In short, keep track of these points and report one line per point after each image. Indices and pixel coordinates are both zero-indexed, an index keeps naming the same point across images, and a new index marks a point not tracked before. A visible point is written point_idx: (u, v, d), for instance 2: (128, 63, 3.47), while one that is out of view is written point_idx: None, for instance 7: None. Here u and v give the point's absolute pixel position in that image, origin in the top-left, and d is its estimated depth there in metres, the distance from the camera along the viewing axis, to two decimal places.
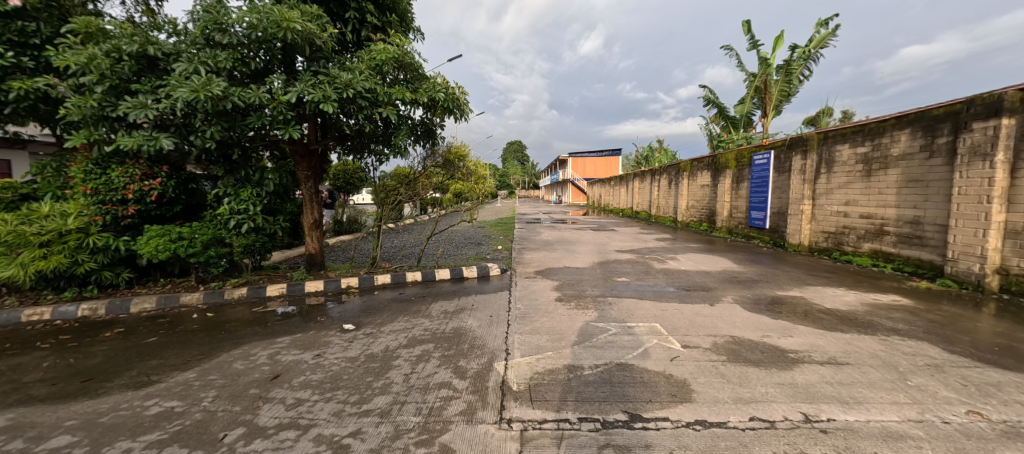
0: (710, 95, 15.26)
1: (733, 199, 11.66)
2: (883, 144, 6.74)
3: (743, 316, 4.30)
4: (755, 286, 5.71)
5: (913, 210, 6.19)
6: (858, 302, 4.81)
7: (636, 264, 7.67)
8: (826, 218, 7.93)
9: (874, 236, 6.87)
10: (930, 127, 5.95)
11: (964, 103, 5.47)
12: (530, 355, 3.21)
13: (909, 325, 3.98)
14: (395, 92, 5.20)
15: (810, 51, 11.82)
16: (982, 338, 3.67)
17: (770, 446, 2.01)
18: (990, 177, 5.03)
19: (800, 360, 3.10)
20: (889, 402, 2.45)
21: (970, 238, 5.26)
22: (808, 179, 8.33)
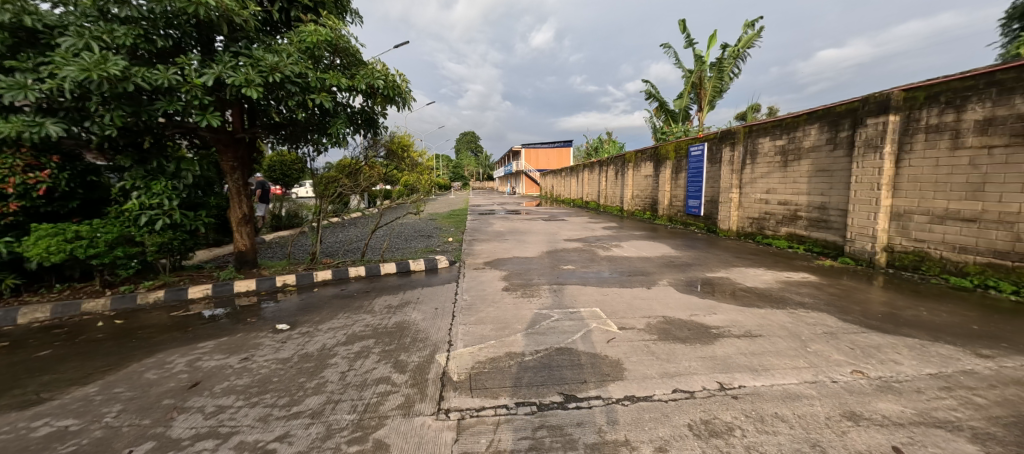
0: (650, 90, 16.03)
1: (672, 188, 12.37)
2: (796, 138, 7.45)
3: (676, 297, 4.62)
4: (689, 269, 6.14)
5: (821, 196, 6.93)
6: (775, 280, 5.32)
7: (583, 252, 7.95)
8: (750, 205, 8.66)
9: (790, 221, 7.61)
10: (834, 122, 6.66)
11: (859, 101, 6.18)
12: (473, 344, 3.23)
13: (814, 299, 4.48)
14: (330, 78, 4.91)
15: (738, 50, 12.76)
16: (872, 307, 4.22)
17: (688, 414, 2.18)
18: (879, 167, 5.74)
19: (721, 334, 3.40)
20: (791, 367, 2.76)
21: (863, 221, 6.00)
22: (736, 169, 9.02)
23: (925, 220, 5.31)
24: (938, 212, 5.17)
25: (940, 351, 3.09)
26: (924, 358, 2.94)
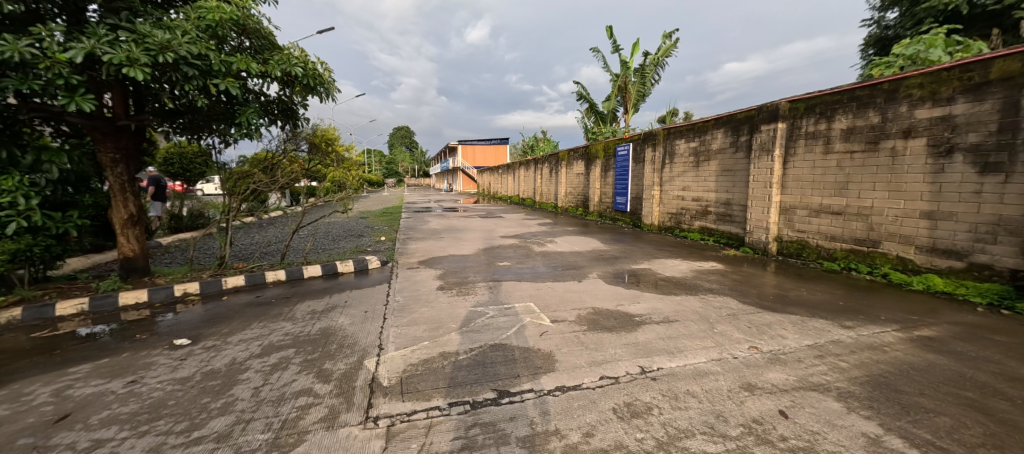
0: (581, 92, 16.70)
1: (601, 186, 13.02)
2: (706, 140, 8.23)
3: (604, 289, 4.87)
4: (616, 262, 6.52)
5: (726, 193, 7.74)
6: (689, 269, 5.85)
7: (518, 248, 8.07)
8: (669, 201, 9.42)
9: (701, 215, 8.41)
10: (736, 127, 7.46)
11: (755, 109, 6.99)
12: (404, 347, 3.12)
13: (721, 285, 5.00)
14: (238, 62, 4.42)
15: (658, 58, 13.77)
16: (766, 290, 4.81)
17: (613, 398, 2.31)
18: (771, 168, 6.55)
19: (642, 322, 3.65)
20: (701, 347, 3.05)
21: (759, 214, 6.81)
22: (656, 168, 9.74)
23: (805, 214, 6.17)
24: (815, 207, 6.02)
25: (816, 325, 3.62)
26: (804, 332, 3.42)
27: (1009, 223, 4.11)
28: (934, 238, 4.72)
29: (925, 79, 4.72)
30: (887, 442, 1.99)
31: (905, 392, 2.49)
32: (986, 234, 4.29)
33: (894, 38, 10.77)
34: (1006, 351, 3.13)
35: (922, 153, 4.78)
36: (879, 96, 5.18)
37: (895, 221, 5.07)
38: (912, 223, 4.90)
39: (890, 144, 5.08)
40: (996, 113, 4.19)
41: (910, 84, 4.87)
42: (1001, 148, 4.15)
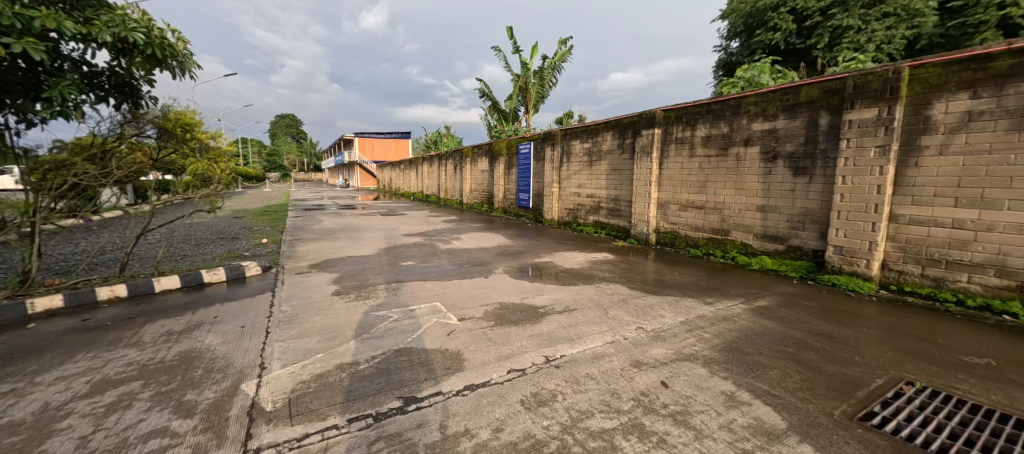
0: (484, 89, 16.81)
1: (505, 183, 13.29)
2: (598, 142, 8.93)
3: (510, 283, 4.98)
4: (520, 256, 6.71)
5: (615, 190, 8.52)
6: (586, 261, 6.30)
7: (423, 246, 7.82)
8: (567, 198, 10.03)
9: (595, 211, 9.13)
10: (622, 131, 8.23)
11: (637, 116, 7.78)
12: (294, 362, 2.78)
13: (613, 273, 5.48)
14: (42, 18, 3.38)
15: (555, 62, 14.53)
16: (649, 276, 5.41)
17: (521, 390, 2.37)
18: (650, 168, 7.39)
19: (545, 313, 3.81)
20: (597, 332, 3.29)
21: (641, 209, 7.64)
22: (555, 166, 10.28)
23: (676, 208, 7.10)
24: (683, 202, 6.97)
25: (686, 303, 4.19)
26: (677, 310, 3.93)
27: (812, 214, 5.26)
28: (764, 226, 5.81)
29: (757, 99, 5.75)
30: (740, 396, 2.38)
31: (750, 353, 3.01)
32: (798, 223, 5.42)
33: (737, 63, 13.01)
34: (814, 313, 4.00)
35: (757, 159, 5.83)
36: (727, 110, 6.16)
37: (739, 213, 6.12)
38: (751, 215, 5.96)
39: (736, 150, 6.10)
40: (802, 129, 5.29)
41: (748, 102, 5.89)
42: (806, 156, 5.27)
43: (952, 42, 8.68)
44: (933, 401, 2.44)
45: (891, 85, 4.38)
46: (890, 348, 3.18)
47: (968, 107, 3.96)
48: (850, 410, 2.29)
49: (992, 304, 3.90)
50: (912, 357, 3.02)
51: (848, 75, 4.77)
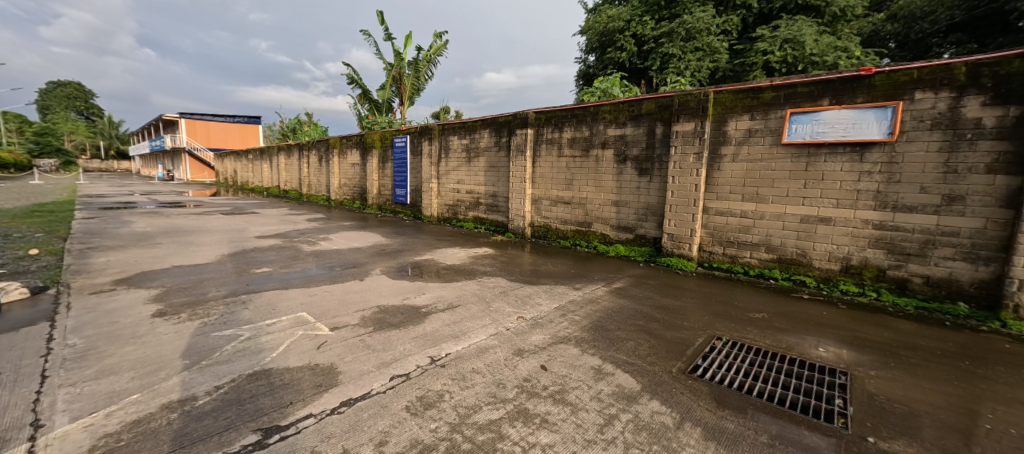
0: (352, 75, 15.49)
1: (380, 178, 12.51)
2: (475, 139, 9.05)
3: (388, 285, 4.71)
4: (399, 256, 6.41)
5: (492, 187, 8.77)
6: (466, 256, 6.35)
7: (283, 249, 6.84)
8: (446, 194, 9.96)
9: (474, 206, 9.27)
10: (498, 129, 8.50)
11: (511, 116, 8.12)
12: (98, 411, 2.15)
13: (493, 267, 5.65)
14: None
15: (430, 55, 14.22)
16: (526, 267, 5.74)
17: (406, 396, 2.27)
18: (525, 166, 7.83)
19: (428, 312, 3.73)
20: (481, 326, 3.36)
21: (517, 205, 8.04)
22: (433, 162, 10.09)
23: (548, 204, 7.67)
24: (554, 198, 7.57)
25: (559, 290, 4.57)
26: (552, 298, 4.26)
27: (652, 208, 6.25)
28: (618, 218, 6.69)
29: (611, 108, 6.55)
30: (605, 369, 2.70)
31: (611, 329, 3.45)
32: (643, 215, 6.38)
33: (593, 75, 14.63)
34: (657, 290, 4.78)
35: (612, 160, 6.66)
36: (588, 116, 6.88)
37: (599, 208, 6.92)
38: (608, 209, 6.80)
39: (595, 152, 6.86)
40: (644, 136, 6.24)
41: (604, 110, 6.65)
42: (648, 160, 6.22)
43: (737, 77, 10.89)
44: (736, 351, 3.15)
45: (704, 105, 5.46)
46: (706, 313, 3.99)
47: (750, 125, 5.18)
48: (683, 366, 2.81)
49: (765, 273, 5.22)
50: (721, 319, 3.85)
51: (675, 94, 5.78)
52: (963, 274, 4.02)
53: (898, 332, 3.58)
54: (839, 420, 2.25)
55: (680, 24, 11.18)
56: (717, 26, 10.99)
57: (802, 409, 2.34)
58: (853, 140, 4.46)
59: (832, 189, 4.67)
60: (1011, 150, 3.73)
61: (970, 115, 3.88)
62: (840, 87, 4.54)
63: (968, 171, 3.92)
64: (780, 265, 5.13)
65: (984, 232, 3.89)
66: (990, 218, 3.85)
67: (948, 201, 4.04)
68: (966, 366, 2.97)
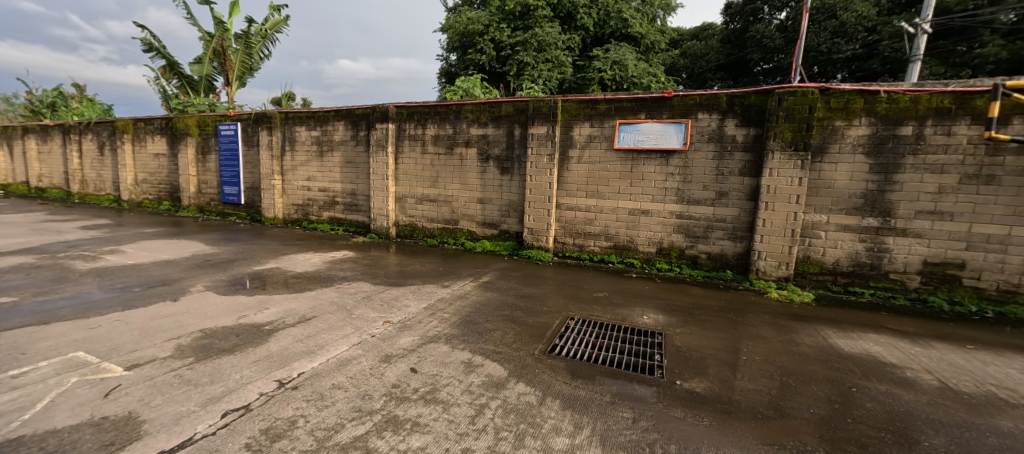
0: (151, 41, 12.22)
1: (199, 173, 10.19)
2: (327, 131, 8.14)
3: (217, 302, 3.89)
4: (231, 266, 5.35)
5: (350, 184, 8.06)
6: (321, 262, 5.69)
7: (42, 269, 5.00)
8: (293, 192, 8.75)
9: (329, 206, 8.37)
10: (354, 121, 7.82)
11: (369, 108, 7.57)
12: None
13: (353, 271, 5.20)
14: None
15: (266, 31, 12.19)
16: (392, 269, 5.45)
17: (244, 433, 1.92)
18: (386, 162, 7.41)
19: (274, 329, 3.20)
20: (341, 336, 3.06)
21: (380, 203, 7.58)
22: (275, 155, 8.72)
23: (413, 202, 7.45)
24: (419, 196, 7.38)
25: (427, 290, 4.49)
26: (420, 298, 4.15)
27: (514, 204, 6.64)
28: (483, 215, 6.90)
29: (473, 107, 6.69)
30: (475, 361, 2.76)
31: (480, 322, 3.54)
32: (506, 211, 6.72)
33: (455, 74, 14.76)
34: (520, 280, 5.11)
35: (475, 159, 6.82)
36: (451, 114, 6.88)
37: (465, 205, 7.02)
38: (473, 206, 6.95)
39: (459, 150, 6.92)
40: (505, 136, 6.56)
41: (466, 109, 6.75)
42: (508, 159, 6.58)
43: (580, 89, 12.39)
44: (587, 328, 3.58)
45: (554, 111, 6.03)
46: (562, 298, 4.44)
47: (590, 132, 5.94)
48: (544, 347, 3.07)
49: (606, 258, 6.08)
50: (573, 301, 4.34)
51: (530, 99, 6.22)
52: (730, 250, 5.38)
53: (694, 297, 4.60)
54: (659, 372, 2.76)
55: (532, 36, 12.09)
56: (563, 43, 12.19)
57: (635, 368, 2.80)
58: (662, 148, 5.51)
59: (648, 186, 5.70)
60: (752, 159, 5.13)
61: (731, 132, 5.19)
62: (653, 104, 5.54)
63: (730, 173, 5.25)
64: (615, 251, 6.03)
65: (740, 218, 5.27)
66: (743, 207, 5.24)
67: (720, 196, 5.34)
68: (732, 317, 3.98)
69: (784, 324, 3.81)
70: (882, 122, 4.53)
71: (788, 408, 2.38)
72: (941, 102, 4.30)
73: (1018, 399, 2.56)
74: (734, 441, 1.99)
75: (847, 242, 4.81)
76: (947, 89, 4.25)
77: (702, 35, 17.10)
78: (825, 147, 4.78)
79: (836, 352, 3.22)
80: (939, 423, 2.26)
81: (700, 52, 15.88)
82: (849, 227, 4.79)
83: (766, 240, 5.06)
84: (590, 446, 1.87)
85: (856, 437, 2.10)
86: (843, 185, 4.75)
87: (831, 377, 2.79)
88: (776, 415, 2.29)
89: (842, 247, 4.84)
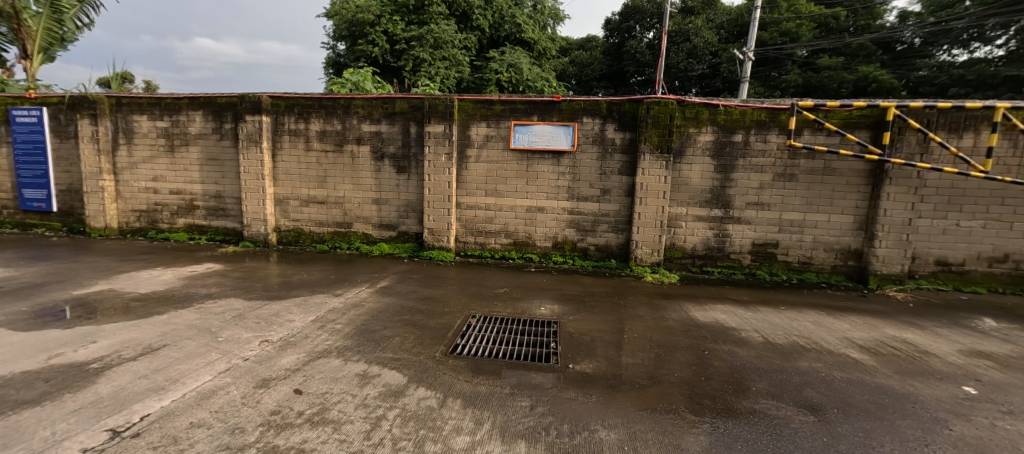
0: None
1: None
2: (181, 122, 6.86)
3: (16, 340, 2.99)
4: (39, 292, 4.17)
5: (215, 185, 6.93)
6: (176, 278, 4.78)
7: None
8: (134, 196, 7.20)
9: (186, 211, 7.09)
10: (217, 112, 6.72)
11: (236, 97, 6.58)
12: None
13: (220, 287, 4.48)
14: None
15: None
16: (271, 281, 4.84)
17: None
18: (261, 160, 6.54)
19: (106, 365, 2.55)
20: (203, 364, 2.60)
21: (254, 206, 6.67)
22: (104, 150, 7.05)
23: (297, 204, 6.73)
24: (304, 197, 6.69)
25: (315, 301, 4.09)
26: (307, 310, 3.77)
27: (412, 204, 6.43)
28: (380, 216, 6.55)
29: (363, 102, 6.28)
30: (371, 372, 2.61)
31: (376, 330, 3.36)
32: (404, 212, 6.47)
33: (343, 65, 13.67)
34: (421, 283, 4.97)
35: (368, 157, 6.43)
36: (338, 108, 6.37)
37: (358, 206, 6.57)
38: (368, 208, 6.55)
39: (350, 148, 6.45)
40: (400, 134, 6.30)
41: (356, 104, 6.31)
42: (404, 158, 6.34)
43: (478, 90, 12.46)
44: (488, 324, 3.66)
45: (450, 110, 5.99)
46: (463, 297, 4.45)
47: (487, 132, 6.04)
48: (445, 349, 3.05)
49: (506, 255, 6.26)
50: (475, 299, 4.39)
51: (425, 97, 6.07)
52: (613, 241, 5.98)
53: (585, 286, 5.01)
54: (554, 359, 2.95)
55: (428, 31, 11.82)
56: (459, 42, 12.13)
57: (533, 358, 2.95)
58: (553, 149, 5.87)
59: (542, 185, 6.02)
60: (628, 160, 5.76)
61: (611, 135, 5.75)
62: (544, 107, 5.85)
63: (610, 173, 5.83)
64: (515, 248, 6.25)
65: (620, 212, 5.89)
66: (623, 203, 5.86)
67: (604, 193, 5.89)
68: (616, 301, 4.44)
69: (656, 303, 4.40)
70: (722, 130, 5.47)
71: (658, 375, 2.75)
72: (761, 116, 5.35)
73: (811, 344, 3.34)
74: (615, 412, 2.22)
75: (701, 230, 5.72)
76: (764, 106, 5.31)
77: (587, 45, 18.56)
78: (683, 150, 5.60)
79: (694, 323, 3.81)
80: (764, 370, 2.83)
81: (585, 61, 17.24)
82: (702, 218, 5.69)
83: (641, 231, 5.75)
84: (491, 440, 1.91)
85: (708, 392, 2.52)
86: (697, 183, 5.63)
87: (691, 344, 3.31)
88: (650, 383, 2.62)
89: (698, 234, 5.74)
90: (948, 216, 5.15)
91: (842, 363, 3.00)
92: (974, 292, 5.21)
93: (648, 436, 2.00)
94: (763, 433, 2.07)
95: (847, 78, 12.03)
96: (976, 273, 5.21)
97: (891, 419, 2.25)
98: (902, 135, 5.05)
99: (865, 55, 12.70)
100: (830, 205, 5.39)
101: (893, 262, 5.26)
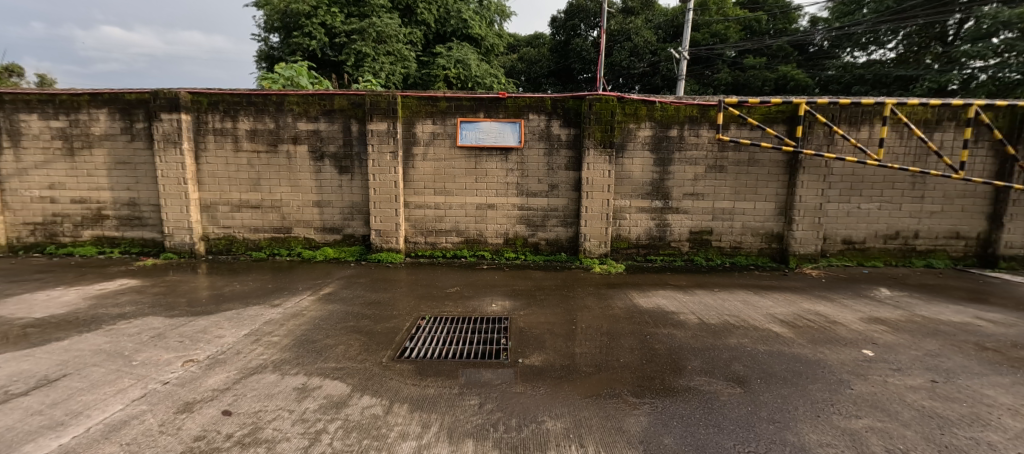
0: None
1: None
2: (81, 121, 6.07)
3: None
4: None
5: (127, 192, 6.22)
6: (81, 298, 4.23)
7: None
8: (26, 206, 6.29)
9: (93, 222, 6.30)
10: (125, 110, 6.01)
11: (149, 93, 5.93)
12: None
13: (135, 305, 4.03)
14: None
15: None
16: (198, 294, 4.43)
17: None
18: (182, 162, 5.96)
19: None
20: (113, 392, 2.34)
21: (176, 214, 6.08)
22: None
23: (227, 209, 6.22)
24: (235, 202, 6.20)
25: (249, 314, 3.80)
26: (239, 324, 3.50)
27: (357, 206, 6.17)
28: (322, 220, 6.21)
29: (297, 99, 5.91)
30: (311, 384, 2.48)
31: (318, 340, 3.19)
32: (348, 214, 6.19)
33: (278, 59, 12.79)
34: (367, 287, 4.79)
35: (306, 157, 6.07)
36: (271, 105, 5.94)
37: (298, 210, 6.20)
38: (308, 211, 6.19)
39: (285, 147, 6.05)
40: (340, 133, 6.00)
41: (289, 101, 5.92)
42: (346, 157, 6.05)
43: (425, 85, 12.15)
44: (438, 325, 3.60)
45: (393, 107, 5.80)
46: (413, 299, 4.34)
47: (432, 129, 5.93)
48: (392, 354, 2.96)
49: (458, 253, 6.20)
50: (425, 300, 4.30)
51: (366, 93, 5.81)
52: (563, 235, 6.11)
53: (536, 280, 5.09)
54: (505, 355, 2.97)
55: (370, 24, 11.31)
56: (403, 36, 11.75)
57: (484, 356, 2.94)
58: (501, 145, 5.88)
59: (492, 181, 6.01)
60: (574, 155, 5.90)
61: (556, 132, 5.86)
62: (489, 104, 5.83)
63: (557, 168, 5.94)
64: (466, 246, 6.21)
65: (568, 206, 6.03)
66: (570, 197, 6.01)
67: (552, 188, 6.00)
68: (565, 293, 4.56)
69: (603, 293, 4.57)
70: (659, 125, 5.76)
71: (605, 362, 2.85)
72: (693, 111, 5.71)
73: (740, 322, 3.63)
74: (562, 402, 2.28)
75: (644, 221, 6.00)
76: (695, 102, 5.66)
77: (535, 42, 18.71)
78: (625, 145, 5.83)
79: (637, 309, 4.01)
80: (699, 350, 3.04)
81: (532, 58, 17.42)
82: (644, 209, 5.98)
83: (589, 225, 5.93)
84: (438, 442, 1.89)
85: (648, 374, 2.65)
86: (638, 176, 5.90)
87: (634, 330, 3.46)
88: (596, 370, 2.72)
89: (641, 225, 6.02)
90: (851, 200, 5.80)
91: (766, 338, 3.28)
92: (874, 266, 5.91)
93: (593, 421, 2.07)
94: (697, 408, 2.22)
95: (769, 76, 13.11)
96: (874, 249, 5.92)
97: (804, 384, 2.50)
98: (812, 129, 5.62)
99: (784, 56, 14.06)
100: (755, 194, 5.86)
101: (809, 243, 5.84)
